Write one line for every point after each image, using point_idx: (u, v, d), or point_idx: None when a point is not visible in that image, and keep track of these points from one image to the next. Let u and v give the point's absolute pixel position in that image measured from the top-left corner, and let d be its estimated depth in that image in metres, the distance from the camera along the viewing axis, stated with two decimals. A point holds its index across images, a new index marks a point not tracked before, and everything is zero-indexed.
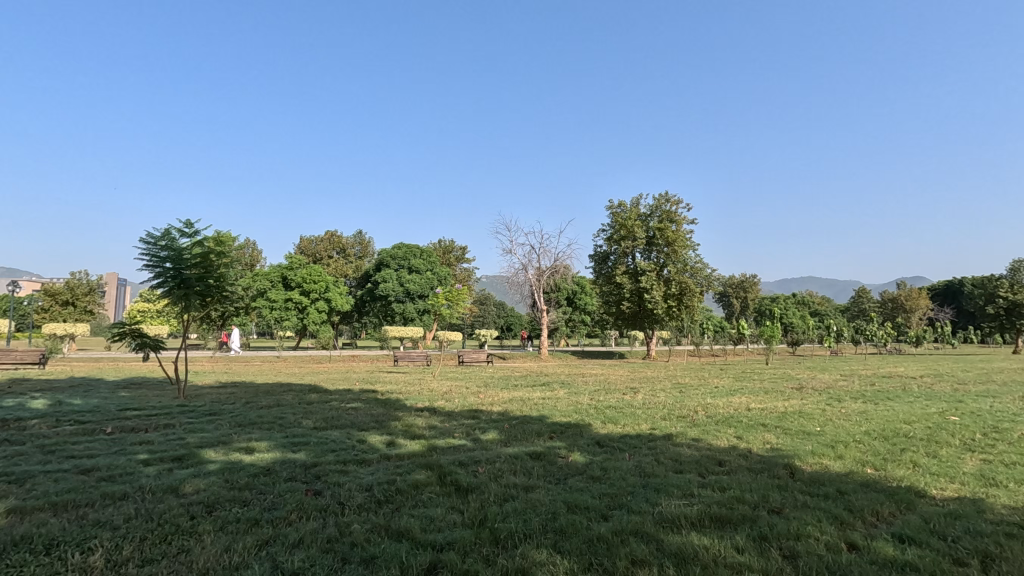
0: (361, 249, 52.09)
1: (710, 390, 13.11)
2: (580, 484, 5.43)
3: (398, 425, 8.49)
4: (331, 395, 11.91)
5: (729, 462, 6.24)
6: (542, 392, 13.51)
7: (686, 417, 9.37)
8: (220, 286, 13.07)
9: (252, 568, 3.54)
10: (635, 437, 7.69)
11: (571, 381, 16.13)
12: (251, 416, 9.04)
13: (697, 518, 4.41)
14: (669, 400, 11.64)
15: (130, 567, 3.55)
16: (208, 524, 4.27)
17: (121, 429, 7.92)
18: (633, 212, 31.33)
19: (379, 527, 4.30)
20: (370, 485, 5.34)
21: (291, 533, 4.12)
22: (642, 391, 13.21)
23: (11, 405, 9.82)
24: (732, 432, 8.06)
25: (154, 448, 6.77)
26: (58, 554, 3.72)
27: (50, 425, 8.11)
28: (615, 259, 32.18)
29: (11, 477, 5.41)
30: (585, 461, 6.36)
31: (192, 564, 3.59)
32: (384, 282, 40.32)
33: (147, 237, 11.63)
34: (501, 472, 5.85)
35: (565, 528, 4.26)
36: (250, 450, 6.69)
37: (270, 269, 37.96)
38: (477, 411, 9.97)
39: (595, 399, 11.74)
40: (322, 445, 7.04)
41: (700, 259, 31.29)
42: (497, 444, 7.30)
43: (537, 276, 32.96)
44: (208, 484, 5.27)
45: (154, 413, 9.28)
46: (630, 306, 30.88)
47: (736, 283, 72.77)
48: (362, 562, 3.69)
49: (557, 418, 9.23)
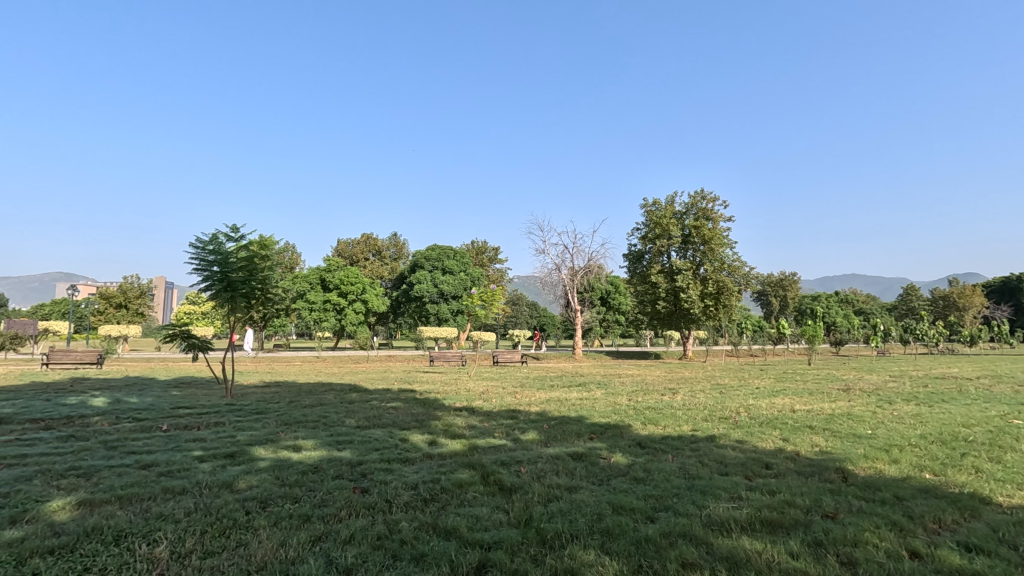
0: (396, 250, 52.77)
1: (752, 392, 12.80)
2: (624, 485, 5.39)
3: (438, 425, 8.57)
4: (371, 394, 12.11)
5: (776, 464, 6.09)
6: (578, 392, 13.48)
7: (729, 418, 9.17)
8: (264, 289, 13.48)
9: (307, 563, 3.64)
10: (677, 438, 7.58)
11: (608, 382, 15.95)
12: (296, 415, 9.27)
13: (747, 522, 4.33)
14: (711, 400, 11.43)
15: (194, 558, 3.71)
16: (262, 520, 4.41)
17: (176, 427, 8.26)
18: (668, 210, 30.87)
19: (427, 525, 4.36)
20: (415, 484, 5.40)
21: (343, 529, 4.22)
22: (681, 392, 12.98)
23: (73, 403, 10.31)
24: (777, 434, 7.87)
25: (206, 445, 7.00)
26: (126, 545, 3.90)
27: (108, 422, 8.49)
28: (650, 258, 31.75)
29: (79, 470, 5.72)
30: (627, 462, 6.31)
31: (251, 557, 3.72)
32: (419, 283, 40.81)
33: (196, 242, 12.12)
34: (544, 472, 5.85)
35: (612, 529, 4.23)
36: (297, 449, 6.86)
37: (308, 271, 38.98)
38: (515, 412, 10.00)
39: (633, 400, 11.59)
40: (366, 443, 7.17)
41: (738, 257, 30.56)
42: (537, 444, 7.29)
43: (571, 276, 32.78)
44: (260, 480, 5.45)
45: (205, 412, 9.61)
46: (666, 305, 30.41)
47: (774, 281, 70.80)
48: (412, 560, 3.75)
49: (596, 419, 9.20)
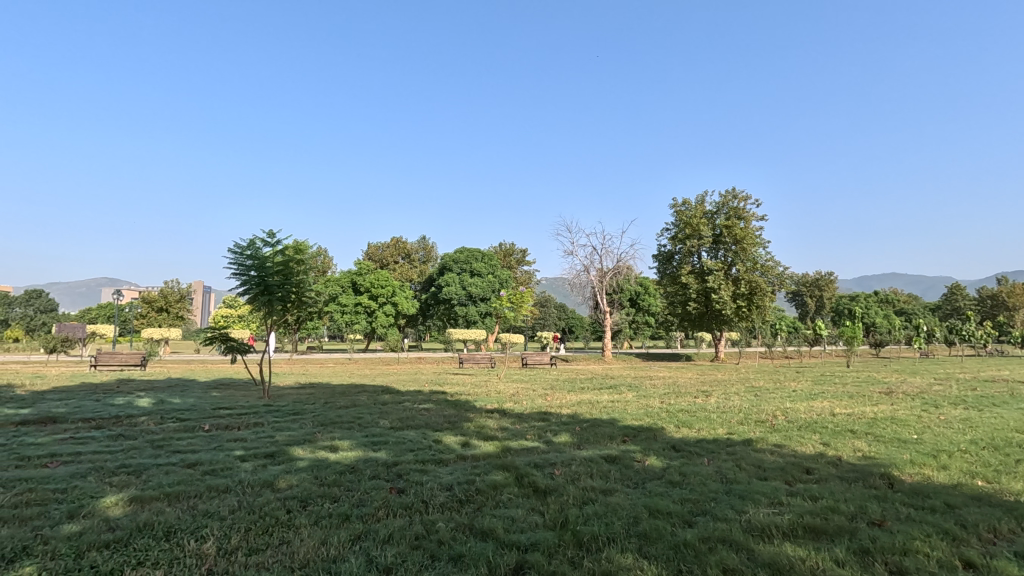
0: (425, 253, 53.35)
1: (788, 394, 12.52)
2: (659, 489, 5.33)
3: (470, 427, 8.64)
4: (403, 396, 12.28)
5: (817, 470, 5.93)
6: (609, 394, 13.42)
7: (765, 422, 8.98)
8: (299, 292, 13.79)
9: (349, 561, 3.72)
10: (712, 441, 7.46)
11: (639, 384, 15.79)
12: (331, 416, 9.47)
13: (789, 528, 4.23)
14: (746, 403, 11.20)
15: (239, 555, 3.81)
16: (303, 518, 4.51)
17: (217, 427, 8.52)
18: (698, 210, 30.39)
19: (463, 526, 4.40)
20: (451, 485, 5.46)
21: (382, 529, 4.29)
22: (715, 395, 12.76)
23: (121, 404, 10.74)
24: (817, 438, 7.68)
25: (246, 445, 7.19)
26: (176, 541, 4.04)
27: (154, 421, 8.82)
28: (680, 259, 31.32)
29: (128, 468, 5.95)
30: (663, 465, 6.23)
31: (294, 555, 3.81)
32: (447, 286, 41.19)
33: (235, 247, 12.50)
34: (578, 474, 5.83)
35: (649, 533, 4.20)
36: (334, 449, 7.00)
37: (340, 275, 39.68)
38: (546, 414, 10.00)
39: (665, 403, 11.44)
40: (400, 444, 7.29)
41: (771, 257, 29.94)
42: (570, 447, 7.27)
43: (600, 277, 32.60)
44: (299, 480, 5.58)
45: (244, 412, 9.90)
46: (697, 306, 29.94)
47: (810, 281, 68.78)
48: (450, 561, 3.78)
49: (629, 421, 9.12)
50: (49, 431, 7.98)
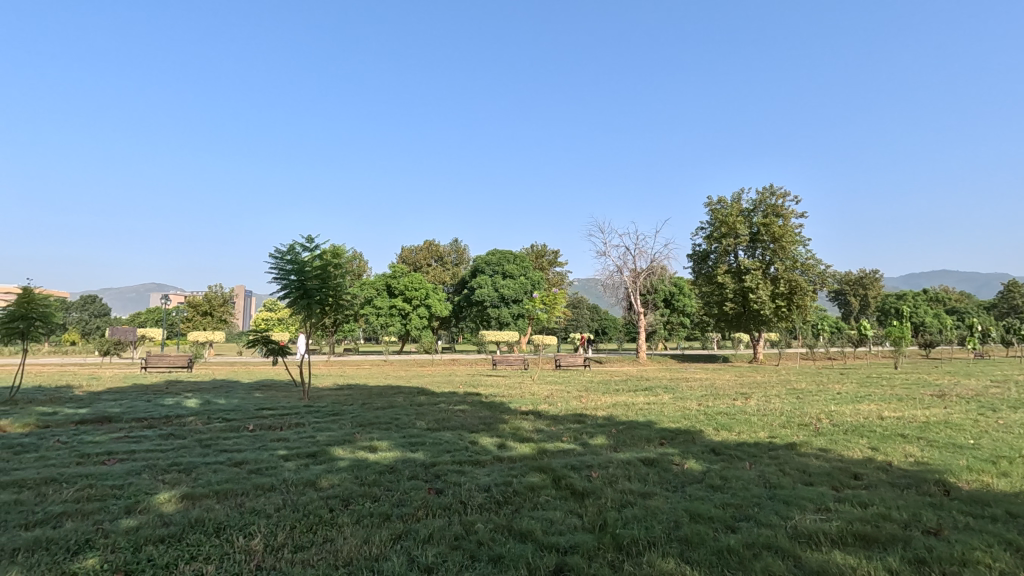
0: (457, 256, 53.86)
1: (833, 397, 12.11)
2: (699, 493, 5.23)
3: (506, 428, 8.66)
4: (439, 397, 12.43)
5: (866, 475, 5.72)
6: (645, 396, 13.24)
7: (809, 425, 8.71)
8: (336, 296, 14.10)
9: (391, 560, 3.78)
10: (754, 445, 7.28)
11: (675, 386, 15.55)
12: (369, 417, 9.65)
13: (838, 535, 4.09)
14: (787, 406, 10.89)
15: (286, 551, 3.93)
16: (345, 517, 4.60)
17: (261, 427, 8.79)
18: (734, 208, 29.69)
19: (502, 527, 4.42)
20: (488, 486, 5.50)
21: (422, 529, 4.35)
22: (754, 397, 12.43)
23: (170, 404, 11.20)
24: (864, 442, 7.40)
25: (289, 445, 7.38)
26: (226, 537, 4.19)
27: (202, 422, 9.15)
28: (716, 258, 30.66)
29: (179, 466, 6.19)
30: (702, 469, 6.12)
31: (338, 554, 3.89)
32: (480, 288, 41.44)
33: (276, 252, 12.89)
34: (615, 477, 5.78)
35: (691, 537, 4.12)
36: (373, 449, 7.13)
37: (375, 278, 40.37)
38: (582, 416, 9.94)
39: (702, 405, 11.22)
40: (437, 445, 7.37)
41: (812, 255, 29.05)
42: (606, 449, 7.21)
43: (633, 278, 32.23)
44: (340, 479, 5.69)
45: (285, 413, 10.19)
46: (734, 306, 29.26)
47: (853, 279, 66.19)
48: (490, 561, 3.80)
49: (666, 424, 8.99)
50: (105, 430, 8.39)
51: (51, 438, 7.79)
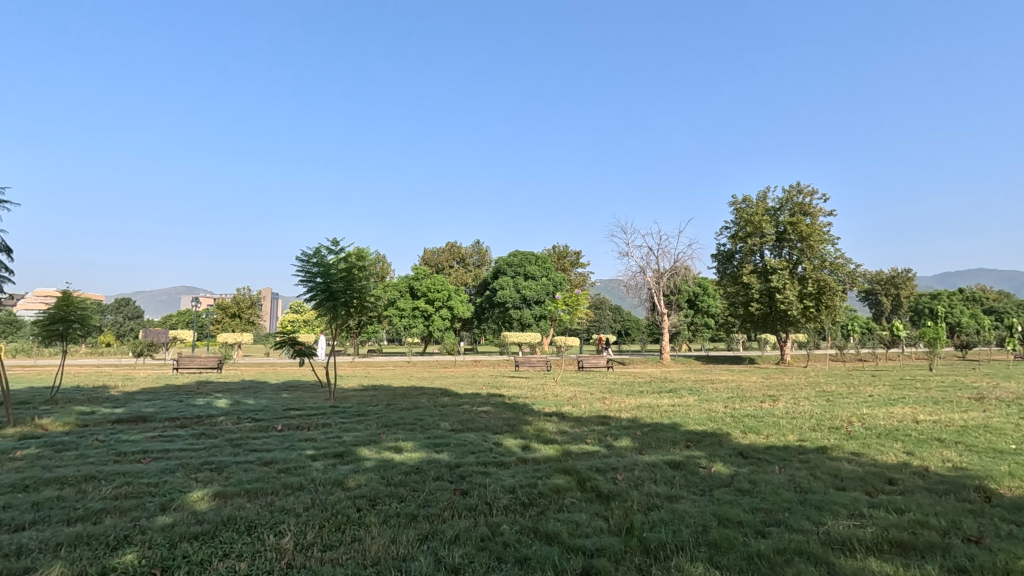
0: (479, 258, 54.07)
1: (865, 399, 11.80)
2: (727, 496, 5.15)
3: (530, 430, 8.66)
4: (462, 398, 12.49)
5: (901, 480, 5.56)
6: (670, 398, 13.10)
7: (840, 429, 8.50)
8: (361, 297, 14.29)
9: (418, 560, 3.81)
10: (783, 449, 7.13)
11: (700, 388, 15.33)
12: (394, 418, 9.73)
13: (873, 542, 3.99)
14: (817, 408, 10.65)
15: (315, 550, 3.99)
16: (373, 517, 4.65)
17: (289, 427, 8.95)
18: (760, 207, 29.18)
19: (528, 528, 4.42)
20: (513, 487, 5.50)
21: (448, 530, 4.37)
22: (783, 399, 12.18)
23: (201, 404, 11.49)
24: (899, 446, 7.20)
25: (317, 445, 7.50)
26: (257, 535, 4.27)
27: (232, 421, 9.35)
28: (741, 258, 30.16)
29: (211, 465, 6.34)
30: (730, 472, 6.02)
31: (365, 553, 3.94)
32: (502, 289, 41.51)
33: (302, 255, 13.12)
34: (641, 480, 5.72)
35: (719, 542, 4.06)
36: (398, 449, 7.20)
37: (398, 280, 40.79)
38: (606, 418, 9.88)
39: (729, 407, 11.03)
40: (461, 446, 7.41)
41: (841, 254, 28.39)
42: (631, 451, 7.14)
43: (656, 278, 31.90)
44: (367, 480, 5.76)
45: (312, 413, 10.35)
46: (760, 307, 28.74)
47: (884, 279, 64.47)
48: (516, 563, 3.80)
49: (692, 426, 8.88)
50: (141, 428, 8.64)
51: (90, 436, 8.06)
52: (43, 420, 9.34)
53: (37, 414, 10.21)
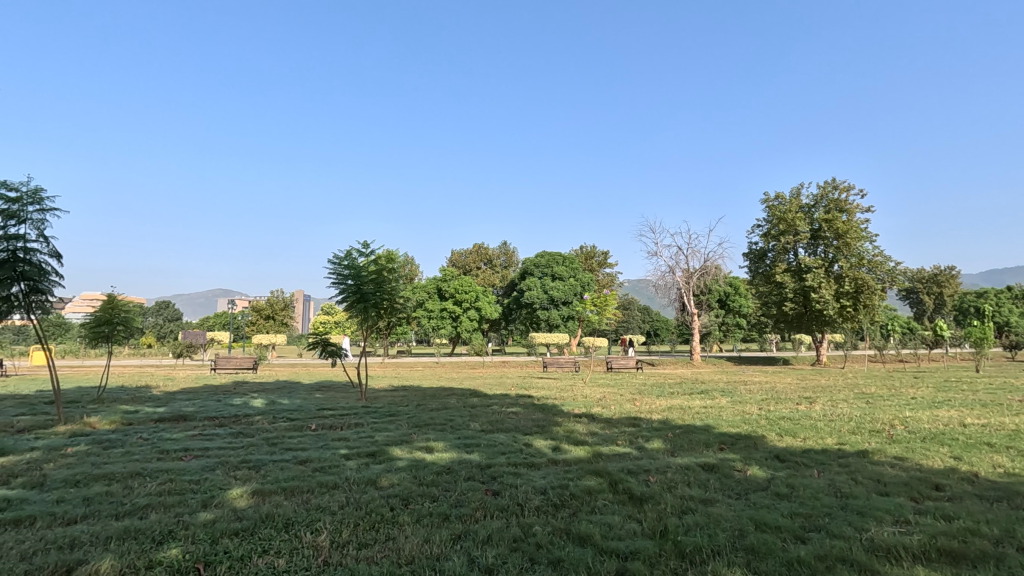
0: (507, 258, 54.23)
1: (907, 402, 11.37)
2: (765, 501, 5.03)
3: (560, 431, 8.62)
4: (492, 400, 12.53)
5: (949, 486, 5.33)
6: (702, 399, 12.88)
7: (882, 432, 8.21)
8: (391, 298, 14.46)
9: (452, 560, 3.83)
10: (821, 452, 6.93)
11: (733, 389, 15.02)
12: (424, 418, 9.82)
13: (920, 549, 3.84)
14: (856, 411, 10.30)
15: (351, 549, 4.05)
16: (406, 516, 4.70)
17: (323, 427, 9.13)
18: (793, 204, 28.48)
19: (560, 530, 4.40)
20: (544, 488, 5.48)
21: (480, 530, 4.38)
22: (820, 401, 11.83)
23: (238, 404, 11.81)
24: (945, 450, 6.92)
25: (350, 444, 7.63)
26: (295, 532, 4.36)
27: (268, 421, 9.58)
28: (774, 257, 29.48)
29: (249, 463, 6.51)
30: (767, 476, 5.88)
31: (400, 552, 3.98)
32: (529, 290, 41.54)
33: (334, 258, 13.39)
34: (674, 482, 5.64)
35: (757, 547, 3.97)
36: (430, 449, 7.26)
37: (427, 282, 41.25)
38: (636, 419, 9.79)
39: (764, 409, 10.77)
40: (492, 446, 7.43)
41: (879, 252, 27.51)
42: (663, 453, 7.05)
43: (686, 278, 31.46)
44: (400, 479, 5.83)
45: (345, 413, 10.52)
46: (794, 307, 28.04)
47: (926, 277, 62.09)
48: (549, 565, 3.79)
49: (725, 428, 8.71)
50: (182, 427, 8.93)
51: (134, 434, 8.36)
52: (91, 419, 9.73)
53: (85, 412, 10.65)
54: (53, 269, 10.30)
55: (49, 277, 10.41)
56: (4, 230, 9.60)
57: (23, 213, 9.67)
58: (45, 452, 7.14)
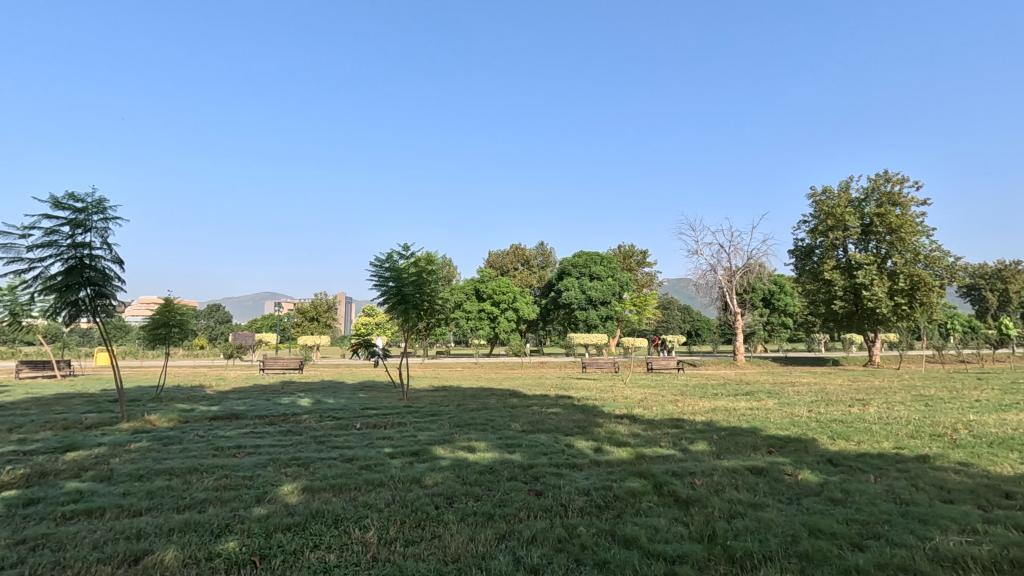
0: (544, 259, 54.21)
1: (971, 405, 10.75)
2: (818, 506, 4.85)
3: (601, 432, 8.54)
4: (532, 400, 12.51)
5: (1022, 495, 5.01)
6: (747, 401, 12.54)
7: (944, 436, 7.79)
8: (430, 300, 14.65)
9: (497, 559, 3.85)
10: (878, 457, 6.63)
11: (780, 390, 14.54)
12: (466, 418, 9.90)
13: (990, 561, 3.63)
14: (914, 414, 9.81)
15: (398, 545, 4.12)
16: (451, 515, 4.76)
17: (367, 426, 9.32)
18: (842, 198, 27.38)
19: (605, 531, 4.37)
20: (588, 489, 5.45)
21: (525, 530, 4.39)
22: (875, 403, 11.32)
23: (286, 403, 12.20)
24: (1015, 457, 6.50)
25: (394, 443, 7.78)
26: (344, 528, 4.48)
27: (315, 419, 9.87)
28: (821, 253, 28.41)
29: (298, 461, 6.72)
30: (819, 480, 5.67)
31: (446, 550, 4.03)
32: (567, 290, 41.34)
33: (375, 261, 13.70)
34: (721, 485, 5.50)
35: (811, 554, 3.84)
36: (472, 449, 7.33)
37: (465, 283, 41.67)
38: (680, 421, 9.61)
39: (814, 412, 10.37)
40: (533, 447, 7.42)
41: (937, 247, 26.14)
42: (709, 456, 6.90)
43: (728, 277, 30.68)
44: (443, 478, 5.89)
45: (388, 412, 10.72)
46: (844, 305, 26.96)
47: (989, 273, 58.70)
48: (595, 566, 3.77)
49: (773, 431, 8.43)
50: (235, 425, 9.30)
51: (190, 431, 8.77)
52: (151, 416, 10.25)
53: (145, 410, 11.19)
54: (115, 274, 10.89)
55: (111, 282, 11.01)
56: (72, 238, 10.21)
57: (89, 222, 10.27)
58: (111, 447, 7.56)
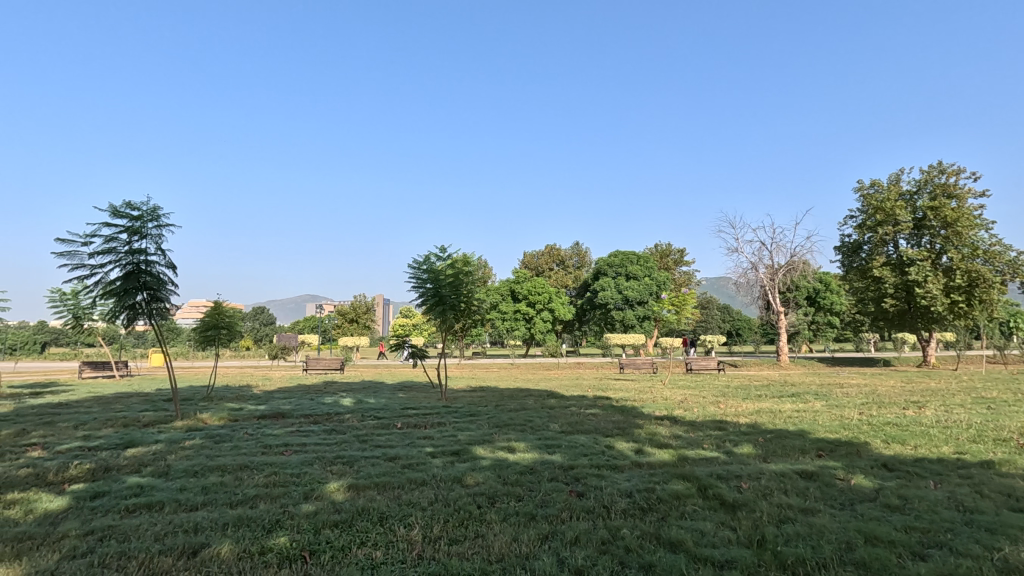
0: (579, 259, 53.95)
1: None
2: (874, 512, 4.66)
3: (642, 433, 8.42)
4: (570, 401, 12.44)
5: None
6: (793, 402, 12.16)
7: (1010, 441, 7.34)
8: (467, 301, 14.75)
9: (541, 559, 3.85)
10: (937, 462, 6.30)
11: (828, 391, 14.02)
12: (504, 419, 9.93)
13: None
14: (975, 417, 9.30)
15: (442, 544, 4.16)
16: (493, 514, 4.78)
17: (408, 425, 9.46)
18: (892, 191, 26.24)
19: (649, 534, 4.30)
20: (630, 491, 5.38)
21: (568, 531, 4.37)
22: (932, 406, 10.75)
23: (329, 402, 12.50)
24: None
25: (435, 442, 7.88)
26: (389, 525, 4.55)
27: (357, 419, 10.07)
28: (870, 249, 27.28)
29: (343, 459, 6.88)
30: (874, 485, 5.45)
31: (489, 549, 4.05)
32: (603, 290, 41.00)
33: (414, 263, 13.92)
34: (769, 489, 5.35)
35: (869, 562, 3.69)
36: (511, 449, 7.34)
37: (500, 284, 41.88)
38: (723, 422, 9.37)
39: (866, 415, 9.92)
40: (574, 448, 7.38)
41: (997, 241, 24.70)
42: (754, 459, 6.71)
43: (770, 275, 29.83)
44: (484, 478, 5.93)
45: (428, 412, 10.85)
46: (896, 303, 25.81)
47: None
48: (641, 569, 3.71)
49: (822, 434, 8.13)
50: (282, 424, 9.59)
51: (241, 430, 9.10)
52: (204, 415, 10.67)
53: (198, 409, 11.66)
54: (169, 279, 11.39)
55: (166, 286, 11.51)
56: (129, 245, 10.73)
57: (144, 229, 10.76)
58: (168, 444, 7.91)
